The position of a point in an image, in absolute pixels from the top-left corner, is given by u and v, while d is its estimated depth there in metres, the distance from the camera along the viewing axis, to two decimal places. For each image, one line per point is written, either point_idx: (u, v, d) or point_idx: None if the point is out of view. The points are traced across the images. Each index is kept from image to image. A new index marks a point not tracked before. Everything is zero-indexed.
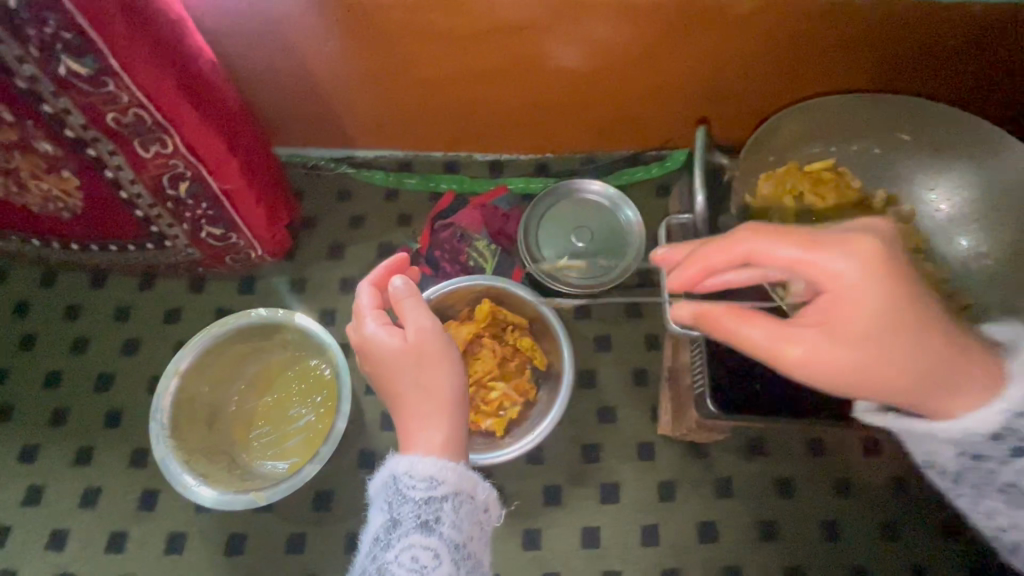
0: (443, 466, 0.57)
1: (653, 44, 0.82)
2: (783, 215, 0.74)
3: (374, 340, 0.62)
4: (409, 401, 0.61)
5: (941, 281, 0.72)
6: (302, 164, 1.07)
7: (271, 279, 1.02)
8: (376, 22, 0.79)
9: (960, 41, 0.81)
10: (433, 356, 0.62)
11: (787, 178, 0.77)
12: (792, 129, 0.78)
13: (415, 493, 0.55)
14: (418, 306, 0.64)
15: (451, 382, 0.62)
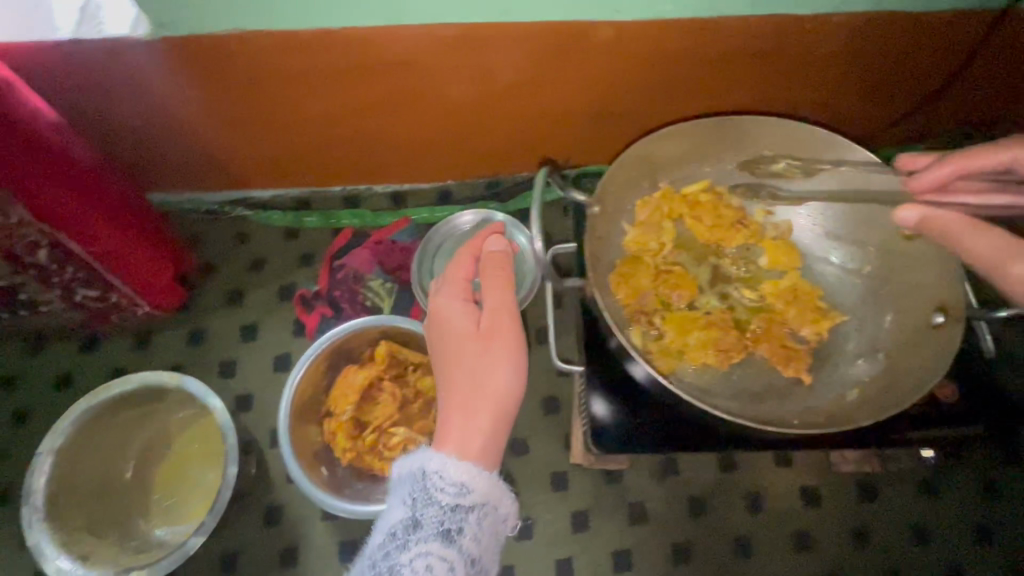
0: (476, 472, 0.60)
1: (528, 73, 0.79)
2: (658, 243, 0.75)
3: (456, 317, 0.69)
4: (462, 385, 0.65)
5: (816, 297, 0.71)
6: (195, 209, 1.02)
7: (166, 332, 0.97)
8: (234, 67, 0.76)
9: (848, 51, 0.77)
10: (500, 345, 0.67)
11: (663, 203, 0.75)
12: (664, 152, 0.76)
13: (443, 496, 0.59)
14: (506, 295, 0.70)
15: (507, 378, 0.65)
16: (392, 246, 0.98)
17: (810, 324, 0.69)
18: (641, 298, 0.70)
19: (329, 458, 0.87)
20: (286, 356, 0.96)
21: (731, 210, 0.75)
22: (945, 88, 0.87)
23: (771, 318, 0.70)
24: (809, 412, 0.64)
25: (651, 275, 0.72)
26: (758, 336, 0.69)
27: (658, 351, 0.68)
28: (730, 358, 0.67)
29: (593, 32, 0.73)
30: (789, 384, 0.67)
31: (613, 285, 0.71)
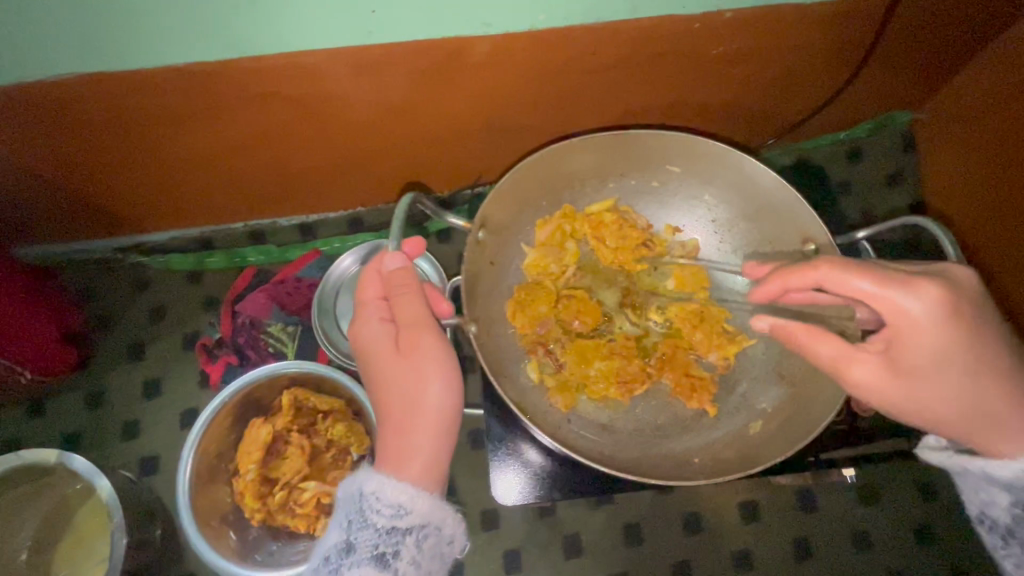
0: (415, 495, 0.54)
1: (411, 93, 0.73)
2: (558, 266, 0.75)
3: (372, 343, 0.59)
4: (394, 413, 0.57)
5: (722, 321, 0.72)
6: (86, 259, 0.96)
7: (63, 396, 0.90)
8: (82, 111, 0.69)
9: (741, 43, 0.73)
10: (423, 363, 0.57)
11: (566, 223, 0.75)
12: (563, 171, 0.74)
13: (378, 519, 0.53)
14: (419, 305, 0.59)
15: (441, 397, 0.56)
16: (297, 284, 0.92)
17: (717, 350, 0.70)
18: (538, 327, 0.72)
19: (240, 519, 0.81)
20: (193, 411, 0.90)
21: (637, 230, 0.75)
22: (852, 76, 0.84)
23: (676, 342, 0.72)
24: (709, 451, 0.66)
25: (550, 303, 0.72)
26: (662, 362, 0.70)
27: (555, 384, 0.70)
28: (631, 388, 0.69)
29: (469, 48, 0.67)
30: (692, 412, 0.69)
31: (511, 312, 0.72)
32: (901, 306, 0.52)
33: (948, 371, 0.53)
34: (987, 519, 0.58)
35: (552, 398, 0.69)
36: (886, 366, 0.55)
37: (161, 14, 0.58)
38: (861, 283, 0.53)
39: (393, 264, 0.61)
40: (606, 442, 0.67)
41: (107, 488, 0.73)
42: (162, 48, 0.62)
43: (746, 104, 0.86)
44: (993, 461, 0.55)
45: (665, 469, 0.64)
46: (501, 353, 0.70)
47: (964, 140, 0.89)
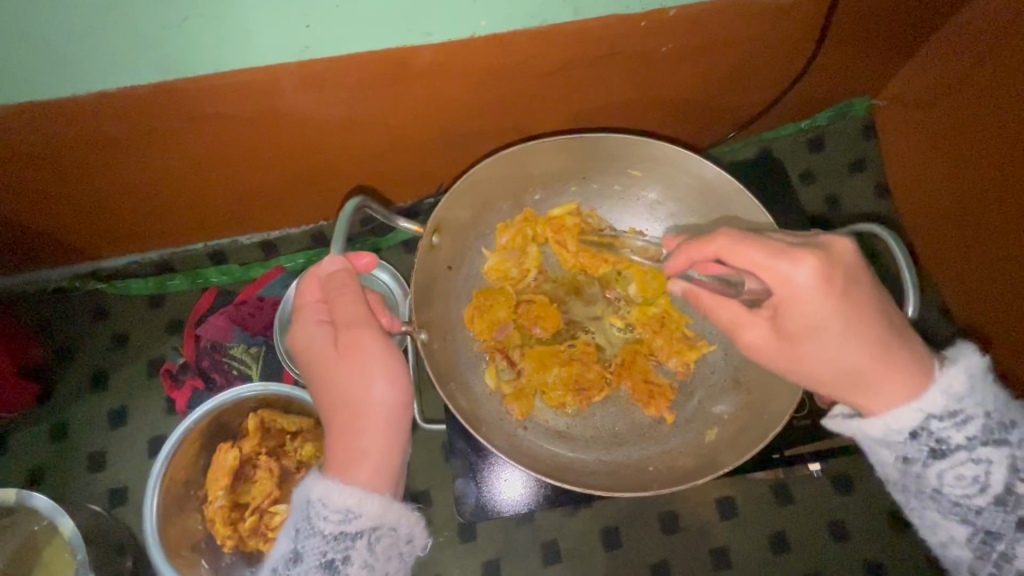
0: (363, 498, 0.53)
1: (359, 106, 0.72)
2: (519, 271, 0.75)
3: (311, 347, 0.58)
4: (339, 414, 0.58)
5: (685, 325, 0.72)
6: (42, 290, 0.94)
7: (26, 432, 0.88)
8: (18, 140, 0.67)
9: (693, 40, 0.73)
10: (365, 361, 0.57)
11: (527, 225, 0.75)
12: (527, 170, 0.72)
13: (326, 525, 0.53)
14: (359, 305, 0.58)
15: (384, 395, 0.57)
16: (260, 304, 0.90)
17: (677, 356, 0.71)
18: (497, 332, 0.71)
19: (213, 546, 0.80)
20: (161, 438, 0.88)
21: (591, 240, 0.75)
22: (807, 65, 0.84)
23: (637, 348, 0.72)
24: (666, 458, 0.66)
25: (508, 307, 0.72)
26: (622, 370, 0.70)
27: (512, 391, 0.69)
28: (589, 397, 0.69)
29: (412, 57, 0.65)
30: (651, 420, 0.69)
31: (469, 316, 0.72)
32: (786, 276, 0.52)
33: (831, 336, 0.53)
34: (886, 479, 0.55)
35: (511, 405, 0.69)
36: (775, 332, 0.56)
37: (87, 39, 0.56)
38: (749, 254, 0.53)
39: (331, 267, 0.61)
40: (568, 449, 0.66)
41: (70, 526, 0.71)
42: (93, 72, 0.61)
43: (703, 99, 0.85)
44: (864, 420, 0.54)
45: (618, 480, 0.63)
46: (457, 360, 0.70)
47: (925, 123, 0.89)
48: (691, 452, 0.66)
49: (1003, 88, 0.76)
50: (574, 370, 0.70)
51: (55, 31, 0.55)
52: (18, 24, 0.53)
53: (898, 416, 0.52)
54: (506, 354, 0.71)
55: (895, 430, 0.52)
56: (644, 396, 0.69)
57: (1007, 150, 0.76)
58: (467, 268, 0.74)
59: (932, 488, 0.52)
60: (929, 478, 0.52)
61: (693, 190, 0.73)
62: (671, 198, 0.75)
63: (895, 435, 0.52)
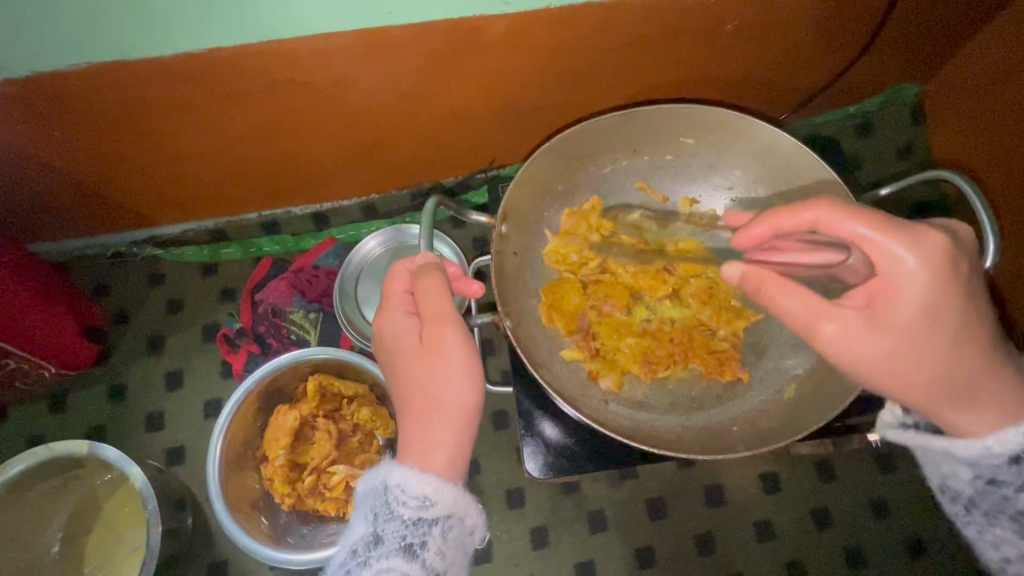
0: (441, 485, 0.47)
1: (428, 76, 0.73)
2: (580, 255, 0.75)
3: (395, 336, 0.53)
4: (413, 408, 0.51)
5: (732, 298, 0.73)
6: (102, 254, 0.96)
7: (85, 391, 0.91)
8: (96, 101, 0.69)
9: (758, 18, 0.73)
10: (449, 357, 0.50)
11: (592, 214, 0.76)
12: (575, 153, 0.73)
13: (405, 510, 0.47)
14: (444, 295, 0.52)
15: (463, 389, 0.50)
16: (315, 272, 0.93)
17: (727, 323, 0.72)
18: (579, 319, 0.72)
19: (270, 504, 0.82)
20: (217, 401, 0.91)
21: (648, 223, 0.77)
22: (865, 47, 0.84)
23: (693, 325, 0.72)
24: (749, 418, 0.67)
25: (579, 293, 0.73)
26: (690, 349, 0.71)
27: (600, 363, 0.70)
28: (656, 370, 0.69)
29: (486, 27, 0.67)
30: (724, 387, 0.69)
31: (546, 315, 0.72)
32: (898, 255, 0.52)
33: (936, 326, 0.52)
34: (953, 493, 0.56)
35: (601, 378, 0.69)
36: (865, 323, 0.53)
37: (181, 0, 0.57)
38: (857, 227, 0.53)
39: (423, 260, 0.56)
40: (646, 418, 0.67)
41: (140, 477, 0.73)
42: (180, 37, 0.62)
43: (760, 78, 0.86)
44: (958, 439, 0.53)
45: (703, 440, 0.65)
46: (533, 342, 0.70)
47: (983, 105, 0.87)
48: (773, 413, 0.66)
49: None
50: (645, 343, 0.72)
51: None
52: None
53: (1004, 440, 0.52)
54: (582, 339, 0.71)
55: (995, 453, 0.52)
56: (714, 368, 0.69)
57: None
58: (531, 253, 0.75)
59: (1015, 510, 0.53)
60: (1014, 503, 0.52)
61: (750, 155, 0.73)
62: (726, 163, 0.75)
63: (992, 457, 0.53)
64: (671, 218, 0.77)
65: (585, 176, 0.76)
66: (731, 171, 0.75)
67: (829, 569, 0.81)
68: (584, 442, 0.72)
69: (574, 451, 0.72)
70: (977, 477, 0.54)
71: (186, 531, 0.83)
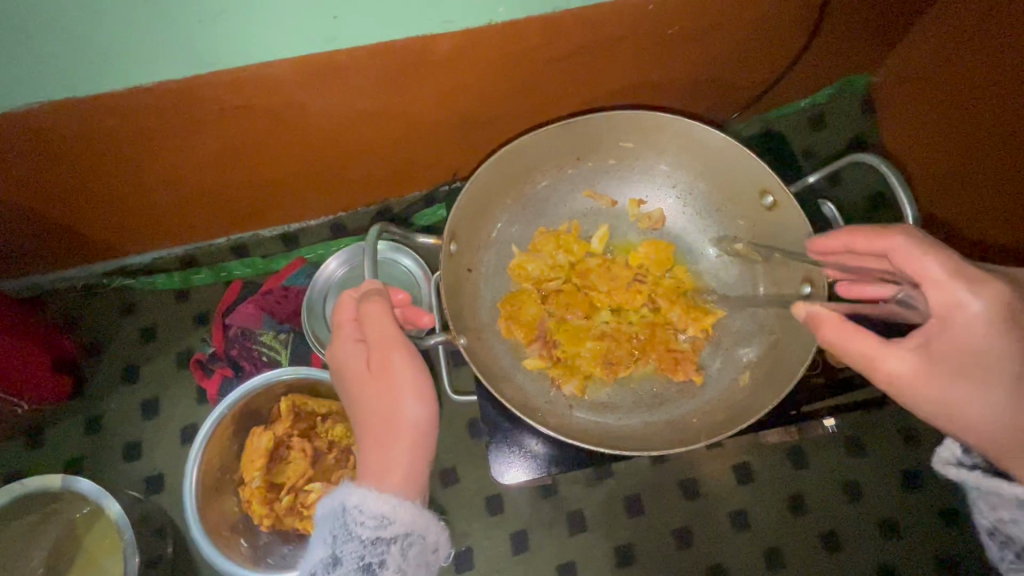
0: (398, 503, 0.48)
1: (382, 95, 0.75)
2: (541, 270, 0.76)
3: (345, 362, 0.54)
4: (369, 430, 0.52)
5: (690, 289, 0.75)
6: (72, 287, 0.96)
7: (61, 425, 0.91)
8: (53, 139, 0.69)
9: (696, 22, 0.75)
10: (398, 379, 0.52)
11: (563, 239, 0.77)
12: (524, 165, 0.74)
13: (363, 530, 0.47)
14: (388, 320, 0.54)
15: (414, 408, 0.51)
16: (285, 293, 0.93)
17: (693, 323, 0.72)
18: (538, 328, 0.73)
19: (249, 527, 0.82)
20: (192, 426, 0.91)
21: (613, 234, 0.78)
22: (807, 44, 0.86)
23: (660, 321, 0.74)
24: (707, 410, 0.69)
25: (535, 304, 0.74)
26: (647, 343, 0.72)
27: (562, 369, 0.71)
28: (617, 370, 0.71)
29: (431, 45, 0.68)
30: (681, 383, 0.71)
31: (506, 328, 0.73)
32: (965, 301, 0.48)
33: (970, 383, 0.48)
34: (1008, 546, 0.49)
35: (564, 384, 0.71)
36: (921, 366, 0.50)
37: (126, 36, 0.59)
38: (931, 264, 0.50)
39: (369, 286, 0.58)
40: (611, 421, 0.69)
41: (116, 510, 0.74)
42: (129, 70, 0.63)
43: (707, 78, 0.88)
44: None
45: (673, 432, 0.67)
46: (493, 355, 0.72)
47: (935, 92, 0.89)
48: (732, 398, 0.68)
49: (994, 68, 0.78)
50: (604, 346, 0.72)
51: (100, 28, 0.57)
52: (68, 23, 0.56)
53: None
54: (547, 345, 0.73)
55: None
56: (671, 361, 0.71)
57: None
58: (486, 267, 0.76)
59: None
60: None
61: (688, 154, 0.74)
62: (669, 163, 0.76)
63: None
64: (622, 222, 0.79)
65: (533, 186, 0.77)
66: (673, 171, 0.77)
67: (805, 554, 0.83)
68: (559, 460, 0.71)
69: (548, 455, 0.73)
70: None
71: (167, 560, 0.84)
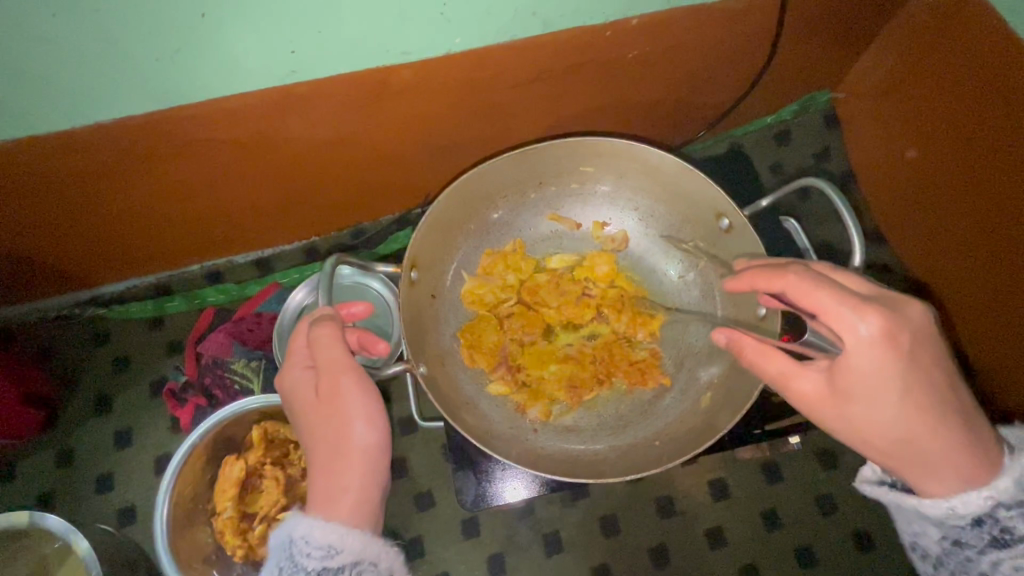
0: (345, 532, 0.48)
1: (345, 124, 0.75)
2: (495, 295, 0.77)
3: (296, 391, 0.54)
4: (319, 458, 0.52)
5: (641, 300, 0.77)
6: (43, 318, 0.96)
7: (34, 458, 0.90)
8: (15, 175, 0.70)
9: (654, 46, 0.77)
10: (348, 406, 0.52)
11: (508, 258, 0.78)
12: (481, 193, 0.75)
13: (310, 562, 0.46)
14: (338, 345, 0.54)
15: (365, 434, 0.52)
16: (258, 319, 0.93)
17: (643, 328, 0.75)
18: (499, 354, 0.74)
19: (223, 557, 0.82)
20: (167, 456, 0.91)
21: (568, 255, 0.79)
22: (767, 64, 0.88)
23: (616, 337, 0.75)
24: (667, 433, 0.69)
25: (495, 331, 0.75)
26: (612, 364, 0.73)
27: (527, 394, 0.72)
28: (583, 394, 0.71)
29: (391, 76, 0.69)
30: (653, 392, 0.72)
31: (467, 357, 0.73)
32: (850, 328, 0.49)
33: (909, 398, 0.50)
34: (922, 551, 0.54)
35: (529, 409, 0.71)
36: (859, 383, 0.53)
37: (85, 76, 0.60)
38: (817, 297, 0.50)
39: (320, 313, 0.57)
40: (578, 446, 0.69)
41: (84, 545, 0.73)
42: (91, 108, 0.64)
43: (672, 99, 0.89)
44: (924, 498, 0.52)
45: (629, 462, 0.66)
46: (456, 386, 0.71)
47: (901, 105, 0.91)
48: (696, 415, 0.69)
49: (958, 83, 0.81)
50: (569, 368, 0.73)
51: (58, 68, 0.58)
52: (27, 65, 0.57)
53: (966, 501, 0.50)
54: (512, 369, 0.73)
55: (959, 514, 0.50)
56: (637, 374, 0.72)
57: (992, 147, 0.77)
58: (447, 294, 0.76)
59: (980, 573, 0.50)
60: (978, 565, 0.50)
61: (643, 177, 0.75)
62: (625, 186, 0.77)
63: (956, 518, 0.51)
64: (585, 243, 0.80)
65: (495, 213, 0.78)
66: (631, 194, 0.78)
67: (780, 569, 0.83)
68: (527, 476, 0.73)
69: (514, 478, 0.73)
70: (943, 539, 0.52)
71: None
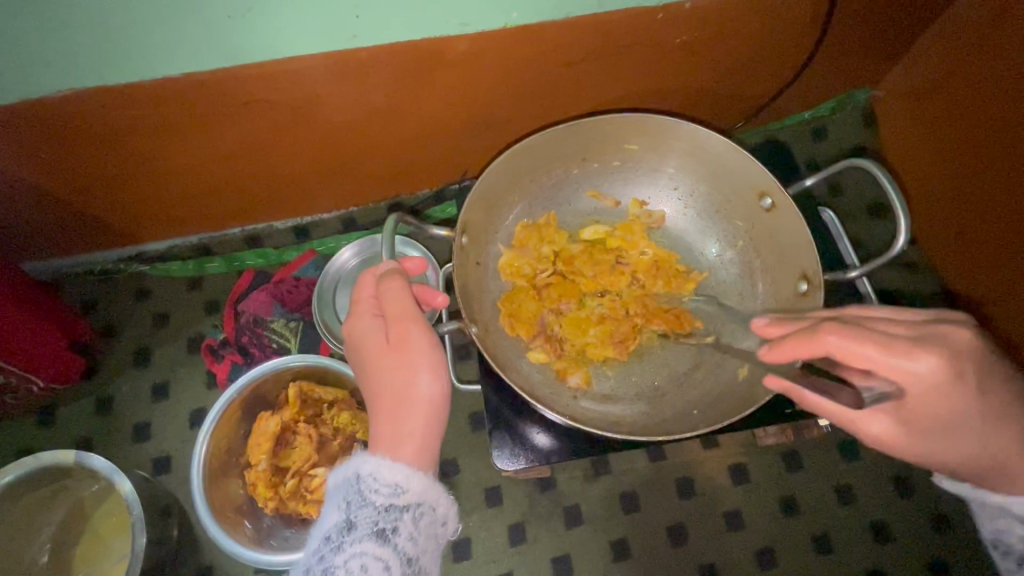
0: (412, 473, 0.50)
1: (397, 94, 0.77)
2: (532, 267, 0.78)
3: (363, 339, 0.57)
4: (383, 403, 0.54)
5: (674, 258, 0.80)
6: (91, 272, 0.99)
7: (75, 403, 0.93)
8: (81, 124, 0.72)
9: (701, 33, 0.78)
10: (415, 355, 0.54)
11: (546, 228, 0.80)
12: (530, 165, 0.76)
13: (378, 497, 0.49)
14: (407, 297, 0.56)
15: (429, 385, 0.53)
16: (295, 284, 0.96)
17: (677, 285, 0.78)
18: (538, 322, 0.75)
19: (253, 509, 0.84)
20: (201, 410, 0.93)
21: (602, 225, 0.82)
22: (808, 60, 0.89)
23: (646, 294, 0.78)
24: (708, 399, 0.70)
25: (533, 301, 0.76)
26: (652, 312, 0.76)
27: (568, 362, 0.74)
28: (628, 344, 0.74)
29: (447, 47, 0.71)
30: (693, 359, 0.74)
31: (510, 325, 0.75)
32: (907, 371, 0.49)
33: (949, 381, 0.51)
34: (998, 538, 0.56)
35: (570, 376, 0.73)
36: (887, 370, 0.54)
37: (159, 30, 0.62)
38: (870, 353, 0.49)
39: (386, 268, 0.60)
40: (616, 410, 0.70)
41: (127, 486, 0.75)
42: (158, 63, 0.66)
43: (712, 88, 0.91)
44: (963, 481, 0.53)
45: (668, 423, 0.68)
46: (501, 348, 0.73)
47: (936, 106, 0.92)
48: (733, 391, 0.69)
49: (999, 79, 0.81)
50: (608, 327, 0.76)
51: (133, 21, 0.60)
52: (106, 15, 0.59)
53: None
54: (547, 334, 0.75)
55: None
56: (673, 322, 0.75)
57: None
58: (490, 263, 0.78)
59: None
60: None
61: (685, 155, 0.77)
62: (668, 163, 0.79)
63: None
64: (624, 218, 0.82)
65: (541, 184, 0.80)
66: (675, 172, 0.79)
67: (798, 555, 0.84)
68: (563, 440, 0.72)
69: (558, 453, 0.72)
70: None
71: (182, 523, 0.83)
